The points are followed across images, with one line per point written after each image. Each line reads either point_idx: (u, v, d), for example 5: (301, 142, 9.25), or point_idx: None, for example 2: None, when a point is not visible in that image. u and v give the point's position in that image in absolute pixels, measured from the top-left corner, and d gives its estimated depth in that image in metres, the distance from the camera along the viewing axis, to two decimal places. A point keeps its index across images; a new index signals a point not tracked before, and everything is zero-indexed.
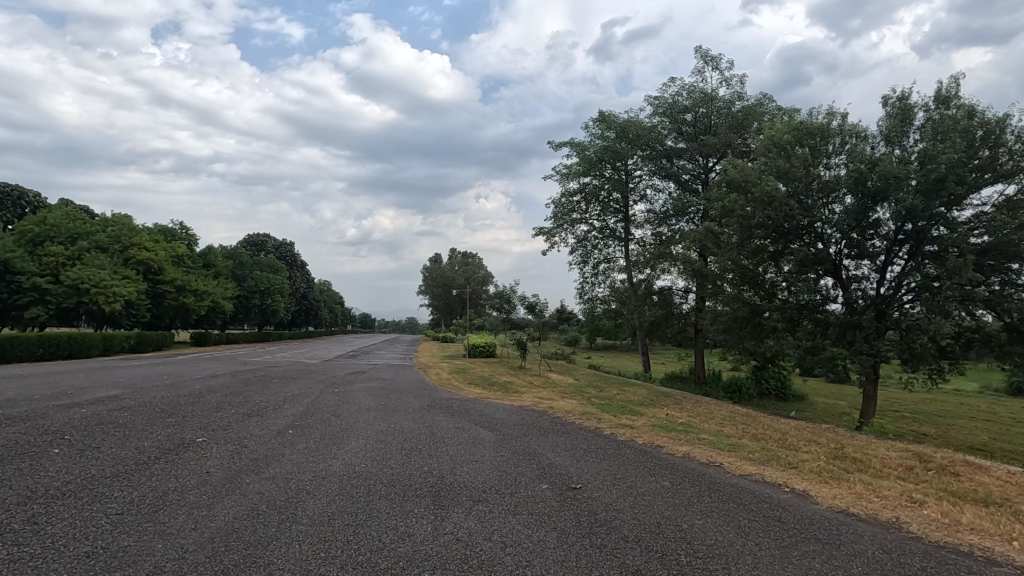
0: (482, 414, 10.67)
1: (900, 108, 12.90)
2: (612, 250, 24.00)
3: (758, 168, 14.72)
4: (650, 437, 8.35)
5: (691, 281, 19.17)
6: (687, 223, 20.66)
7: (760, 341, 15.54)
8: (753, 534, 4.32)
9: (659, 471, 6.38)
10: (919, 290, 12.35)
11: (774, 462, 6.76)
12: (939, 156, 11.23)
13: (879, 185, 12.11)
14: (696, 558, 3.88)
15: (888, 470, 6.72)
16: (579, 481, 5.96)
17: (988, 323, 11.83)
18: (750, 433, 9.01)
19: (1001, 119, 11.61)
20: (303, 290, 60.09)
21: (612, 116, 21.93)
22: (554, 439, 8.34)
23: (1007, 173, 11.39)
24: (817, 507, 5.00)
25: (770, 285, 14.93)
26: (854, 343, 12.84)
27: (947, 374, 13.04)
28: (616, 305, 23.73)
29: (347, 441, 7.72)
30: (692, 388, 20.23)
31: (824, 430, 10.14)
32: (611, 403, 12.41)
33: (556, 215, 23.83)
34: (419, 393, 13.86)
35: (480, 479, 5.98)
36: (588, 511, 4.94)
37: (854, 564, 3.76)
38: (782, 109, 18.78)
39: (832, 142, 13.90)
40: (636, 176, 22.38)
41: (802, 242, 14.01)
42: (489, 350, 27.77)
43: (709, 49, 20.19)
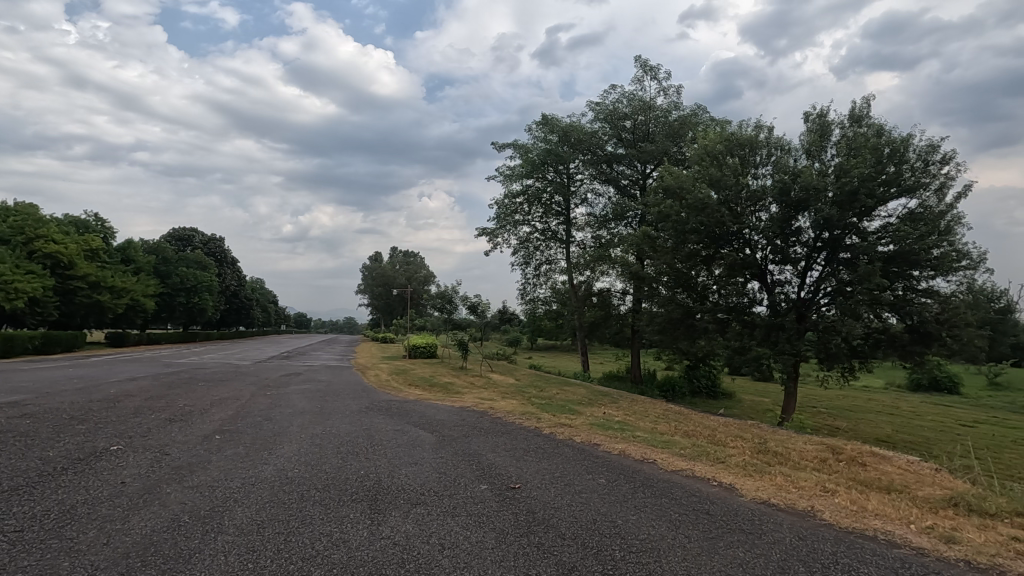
0: (422, 415, 10.54)
1: (819, 125, 13.85)
2: (553, 252, 24.30)
3: (692, 175, 15.31)
4: (588, 436, 8.47)
5: (629, 283, 19.74)
6: (625, 227, 21.24)
7: (693, 341, 16.31)
8: (683, 527, 4.50)
9: (596, 469, 6.52)
10: (834, 294, 13.28)
11: (703, 458, 7.08)
12: (851, 170, 12.13)
13: (801, 196, 12.92)
14: (630, 552, 4.00)
15: (805, 462, 7.18)
16: (519, 480, 6.00)
17: (893, 325, 12.89)
18: (682, 430, 9.37)
19: (905, 138, 12.68)
20: (234, 288, 57.15)
21: (555, 119, 22.24)
22: (495, 439, 8.37)
23: (910, 188, 12.43)
24: (741, 499, 5.29)
25: (701, 288, 15.66)
26: (778, 343, 13.63)
27: (857, 372, 14.08)
28: (557, 306, 24.07)
29: (280, 446, 7.41)
30: (628, 387, 20.83)
31: (750, 427, 10.64)
32: (551, 403, 12.62)
33: (499, 216, 23.91)
34: (357, 395, 13.52)
35: (419, 482, 5.90)
36: (527, 510, 4.98)
37: (773, 551, 4.01)
38: (714, 120, 19.67)
39: (759, 154, 14.71)
40: (577, 180, 22.80)
41: (731, 247, 14.71)
42: (430, 351, 27.42)
43: (648, 59, 20.82)
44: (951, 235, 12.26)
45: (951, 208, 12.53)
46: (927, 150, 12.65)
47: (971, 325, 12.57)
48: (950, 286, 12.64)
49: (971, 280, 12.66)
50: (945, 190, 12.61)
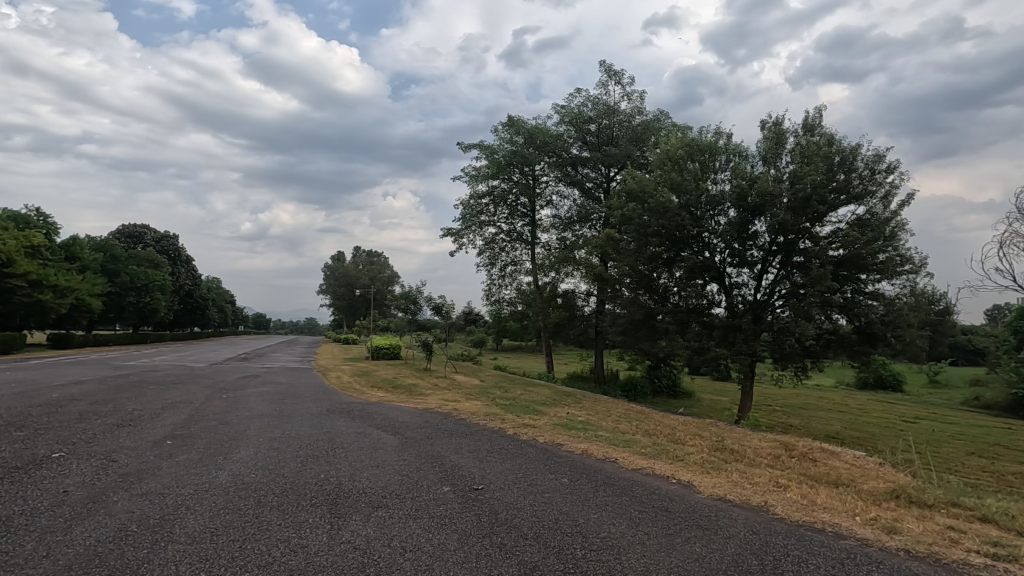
0: (385, 417, 10.42)
1: (774, 133, 14.36)
2: (518, 253, 24.37)
3: (654, 179, 15.63)
4: (551, 437, 8.54)
5: (593, 284, 19.98)
6: (589, 229, 21.50)
7: (654, 341, 16.65)
8: (643, 525, 4.59)
9: (559, 469, 6.58)
10: (788, 297, 13.78)
11: (663, 456, 7.24)
12: (805, 177, 12.61)
13: (757, 201, 13.36)
14: (591, 550, 4.06)
15: (759, 459, 7.41)
16: (482, 481, 6.00)
17: (842, 326, 13.45)
18: (643, 429, 9.54)
19: (854, 147, 13.25)
20: (188, 288, 55.08)
21: (521, 121, 22.33)
22: (458, 441, 8.33)
23: (858, 196, 13.01)
24: (699, 496, 5.43)
25: (663, 289, 15.99)
26: (735, 344, 14.05)
27: (809, 371, 14.64)
28: (522, 307, 24.14)
29: (236, 451, 7.19)
30: (592, 387, 21.08)
31: (709, 425, 10.91)
32: (515, 404, 12.65)
33: (464, 217, 23.84)
34: (318, 397, 13.23)
35: (381, 485, 5.82)
36: (490, 512, 4.98)
37: (728, 546, 4.13)
38: (676, 126, 20.12)
39: (718, 159, 15.12)
40: (543, 182, 22.93)
41: (691, 250, 15.08)
42: (394, 352, 27.08)
43: (612, 64, 21.13)
44: (895, 240, 12.88)
45: (896, 215, 13.16)
46: (874, 159, 13.24)
47: (913, 327, 13.24)
48: (895, 289, 13.28)
49: (913, 284, 13.34)
50: (890, 198, 13.24)
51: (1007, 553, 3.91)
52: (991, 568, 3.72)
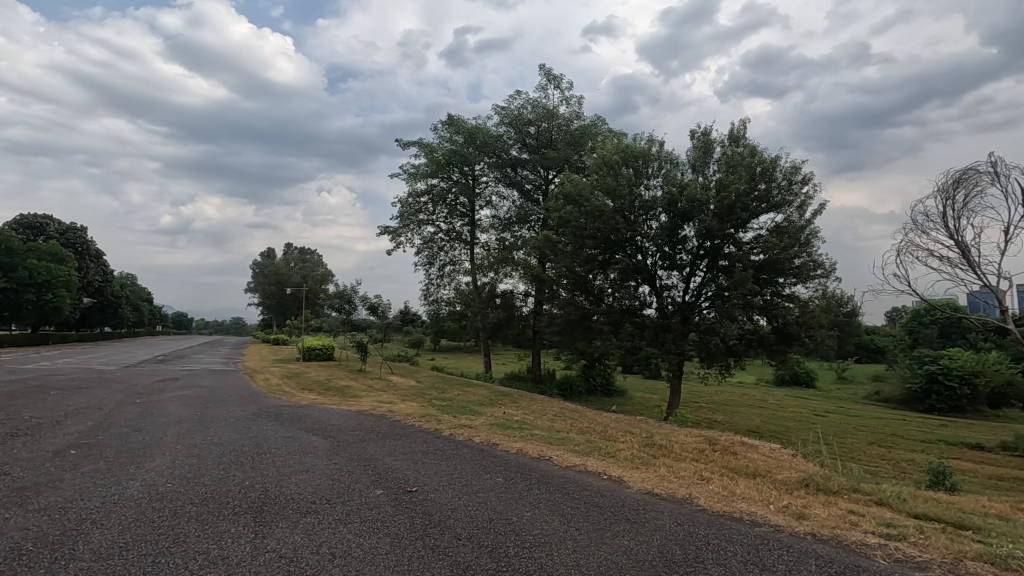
0: (316, 420, 10.08)
1: (703, 142, 15.08)
2: (457, 253, 24.24)
3: (590, 183, 16.00)
4: (487, 436, 8.57)
5: (531, 285, 20.19)
6: (528, 231, 21.73)
7: (590, 341, 17.08)
8: (574, 520, 4.70)
9: (494, 468, 6.61)
10: (714, 298, 14.52)
11: (595, 453, 7.43)
12: (729, 186, 13.31)
13: (687, 207, 13.98)
14: (523, 548, 4.11)
15: (685, 453, 7.77)
16: (416, 483, 5.93)
17: (762, 327, 14.30)
18: (577, 427, 9.75)
19: (774, 159, 14.11)
20: (98, 285, 50.87)
21: (461, 120, 22.24)
22: (392, 443, 8.18)
23: (777, 204, 13.89)
24: (628, 490, 5.63)
25: (598, 290, 16.39)
26: (665, 344, 14.64)
27: (732, 369, 15.47)
28: (461, 307, 24.02)
29: (150, 459, 6.71)
30: (529, 387, 21.31)
31: (639, 422, 11.30)
32: (452, 404, 12.56)
33: (402, 215, 23.44)
34: (244, 401, 12.61)
35: (309, 490, 5.63)
36: (423, 514, 4.93)
37: (654, 537, 4.29)
38: (612, 132, 20.70)
39: (651, 166, 15.68)
40: (482, 182, 22.93)
41: (625, 252, 15.57)
42: (327, 353, 26.18)
43: (552, 69, 21.46)
44: (809, 247, 13.87)
45: (810, 223, 14.16)
46: (792, 171, 14.16)
47: (824, 327, 14.30)
48: (808, 292, 14.27)
49: (824, 287, 14.39)
50: (805, 207, 14.22)
51: (897, 533, 4.30)
52: (884, 546, 4.08)
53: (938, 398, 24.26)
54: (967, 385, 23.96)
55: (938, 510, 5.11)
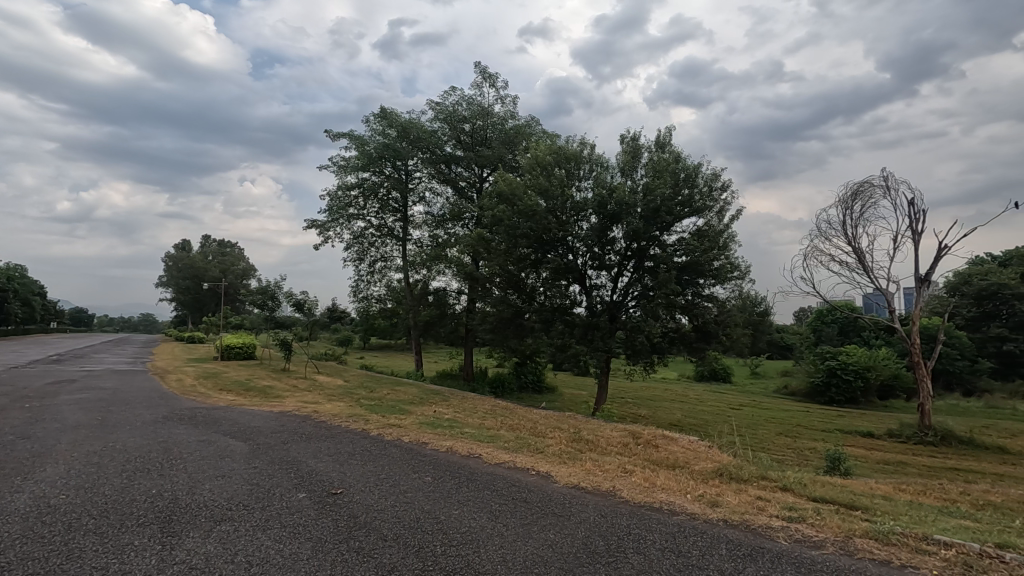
0: (234, 423, 9.57)
1: (632, 147, 15.62)
2: (388, 249, 23.74)
3: (524, 182, 16.16)
4: (417, 435, 8.47)
5: (464, 283, 20.14)
6: (462, 228, 21.63)
7: (521, 339, 17.29)
8: (501, 517, 4.73)
9: (423, 468, 6.54)
10: (640, 298, 15.08)
11: (524, 449, 7.53)
12: (655, 190, 13.89)
13: (615, 209, 14.44)
14: (451, 546, 4.09)
15: (611, 447, 8.05)
16: (340, 485, 5.76)
17: (683, 325, 15.01)
18: (507, 424, 9.82)
19: (697, 166, 14.79)
20: None
21: (394, 114, 21.80)
22: (317, 444, 7.90)
23: (699, 209, 14.61)
24: (555, 485, 5.75)
25: (530, 289, 16.59)
26: (593, 341, 15.05)
27: (656, 366, 16.12)
28: (392, 305, 23.55)
29: (40, 470, 6.09)
30: (461, 385, 21.23)
31: (568, 418, 11.52)
32: (380, 404, 12.29)
33: (331, 209, 22.66)
34: (153, 403, 11.73)
35: (225, 496, 5.33)
36: (348, 516, 4.80)
37: (579, 530, 4.41)
38: (546, 133, 20.98)
39: (582, 168, 16.02)
40: (416, 177, 22.60)
41: (556, 252, 15.86)
42: (247, 352, 24.85)
43: (487, 67, 21.42)
44: (727, 250, 14.70)
45: (728, 228, 14.99)
46: (712, 178, 14.92)
47: (739, 326, 15.22)
48: (726, 293, 15.13)
49: (741, 288, 15.27)
50: (724, 213, 15.04)
51: (797, 515, 4.67)
52: (786, 528, 4.41)
53: (837, 391, 26.46)
54: (861, 378, 26.31)
55: (833, 493, 5.58)
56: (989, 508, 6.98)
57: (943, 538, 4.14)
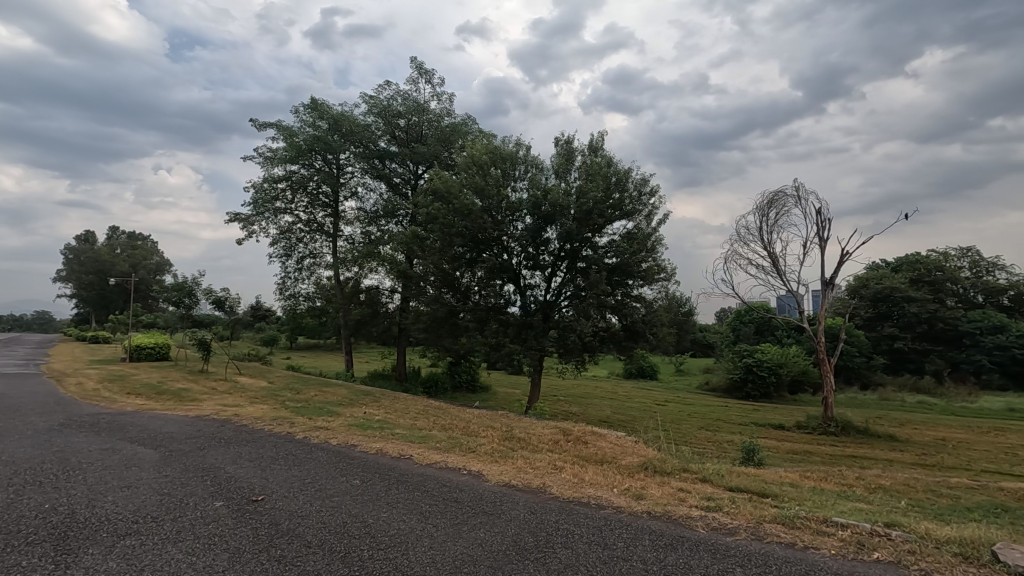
0: (143, 428, 8.90)
1: (565, 149, 15.89)
2: (318, 245, 22.94)
3: (459, 181, 16.08)
4: (345, 437, 8.24)
5: (397, 282, 19.78)
6: (395, 225, 21.22)
7: (455, 338, 17.21)
8: (432, 518, 4.68)
9: (351, 471, 6.35)
10: (572, 298, 15.38)
11: (456, 449, 7.50)
12: (588, 193, 14.23)
13: (550, 211, 14.65)
14: (379, 549, 4.00)
15: (542, 445, 8.16)
16: (261, 491, 5.49)
17: (613, 324, 15.47)
18: (439, 424, 9.72)
19: (627, 171, 15.28)
20: None
21: (325, 105, 21.07)
22: (236, 449, 7.48)
23: (629, 213, 15.10)
24: (486, 484, 5.76)
25: (464, 288, 16.53)
26: (527, 340, 15.21)
27: (587, 364, 16.50)
28: (321, 303, 22.74)
29: None
30: (393, 385, 20.85)
31: (501, 417, 11.55)
32: (307, 406, 11.84)
33: (256, 202, 21.56)
34: (46, 409, 10.68)
35: (131, 509, 4.93)
36: (269, 523, 4.58)
37: (509, 528, 4.44)
38: (481, 133, 20.94)
39: (518, 169, 16.11)
40: (347, 172, 21.92)
41: (491, 251, 15.90)
42: (160, 353, 23.18)
43: (423, 63, 21.11)
44: (654, 252, 15.29)
45: (655, 231, 15.57)
46: (642, 183, 15.45)
47: (665, 325, 15.88)
48: (653, 294, 15.73)
49: (667, 290, 15.91)
50: (652, 216, 15.61)
51: (715, 505, 4.93)
52: (704, 517, 4.65)
53: (753, 387, 28.22)
54: (774, 374, 28.17)
55: (747, 482, 5.95)
56: (880, 491, 7.68)
57: (839, 520, 4.52)
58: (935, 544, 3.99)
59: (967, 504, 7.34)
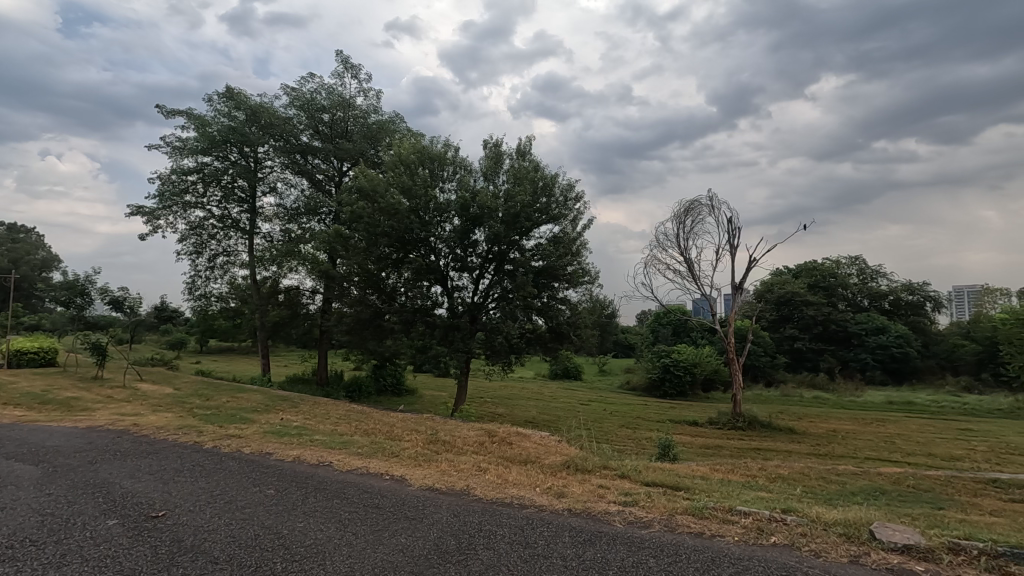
0: (22, 443, 7.98)
1: (494, 152, 15.96)
2: (233, 243, 21.65)
3: (385, 180, 15.75)
4: (260, 445, 7.83)
5: (319, 282, 19.04)
6: (317, 223, 20.42)
7: (380, 340, 16.79)
8: (351, 526, 4.54)
9: (265, 480, 6.03)
10: (499, 299, 15.49)
11: (379, 454, 7.32)
12: (516, 196, 14.39)
13: (477, 212, 14.67)
14: (292, 561, 3.84)
15: (467, 447, 8.15)
16: (163, 507, 5.09)
17: (539, 326, 15.73)
18: (362, 429, 9.44)
19: (554, 177, 15.57)
20: None
21: (242, 95, 19.95)
22: (134, 462, 6.89)
23: (555, 217, 15.39)
24: (409, 488, 5.67)
25: (390, 289, 16.21)
26: (453, 342, 15.14)
27: (513, 366, 16.64)
28: (236, 304, 21.45)
29: None
30: (313, 390, 20.05)
31: (425, 420, 11.38)
32: (218, 413, 11.12)
33: (162, 194, 20.02)
34: None
35: (3, 533, 4.40)
36: (170, 540, 4.27)
37: (431, 532, 4.40)
38: (409, 132, 20.59)
39: (446, 170, 15.97)
40: (266, 166, 20.85)
41: (418, 252, 15.71)
42: (45, 358, 20.95)
43: (349, 57, 20.49)
44: (579, 256, 15.65)
45: (580, 236, 15.95)
46: (567, 189, 15.79)
47: (588, 327, 16.30)
48: (578, 296, 16.11)
49: (591, 292, 16.36)
50: (577, 221, 15.98)
51: (632, 500, 5.12)
52: (622, 512, 4.83)
53: (670, 385, 29.63)
54: (689, 373, 29.73)
55: (662, 477, 6.24)
56: (779, 480, 8.30)
57: (743, 509, 4.83)
58: (824, 527, 4.38)
59: (853, 489, 8.10)
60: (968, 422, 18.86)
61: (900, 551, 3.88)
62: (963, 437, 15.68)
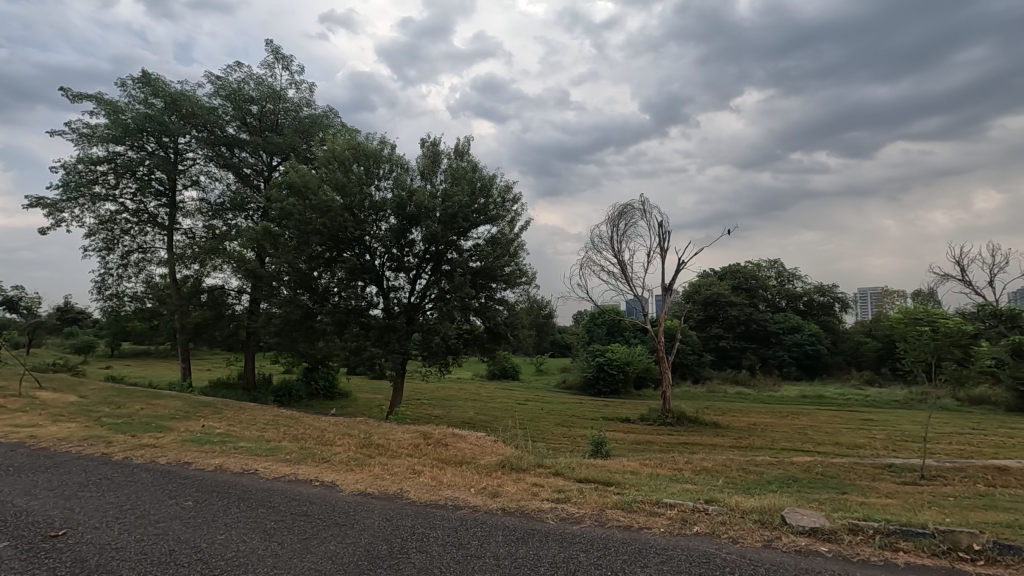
0: None
1: (431, 152, 15.78)
2: (149, 239, 20.23)
3: (318, 176, 15.24)
4: (178, 455, 7.35)
5: (245, 281, 18.13)
6: (244, 220, 19.43)
7: (312, 342, 16.18)
8: (277, 535, 4.36)
9: (182, 492, 5.67)
10: (436, 300, 15.37)
11: (308, 460, 7.06)
12: (453, 197, 14.32)
13: (414, 212, 14.48)
14: None
15: (401, 450, 8.01)
16: (64, 525, 4.68)
17: (476, 326, 15.71)
18: (291, 435, 9.07)
19: (492, 178, 15.61)
20: None
21: (160, 81, 18.68)
22: (29, 479, 6.25)
23: (493, 218, 15.41)
24: (339, 494, 5.50)
25: (322, 289, 15.67)
26: (389, 343, 14.86)
27: (450, 367, 16.50)
28: (152, 304, 20.03)
29: None
30: (238, 394, 19.07)
31: (359, 424, 11.07)
32: (130, 422, 10.32)
33: (67, 185, 18.39)
34: None
35: None
36: (72, 561, 3.93)
37: (362, 537, 4.30)
38: (344, 128, 19.98)
39: (382, 168, 15.63)
40: (188, 158, 19.64)
41: (353, 251, 15.31)
42: None
43: (280, 47, 19.65)
44: (517, 257, 15.74)
45: (517, 237, 16.06)
46: (505, 190, 15.86)
47: (526, 327, 16.42)
48: (515, 297, 16.20)
49: (528, 293, 16.49)
50: (515, 222, 16.07)
51: (565, 497, 5.22)
52: (554, 509, 4.92)
53: (604, 383, 30.46)
54: (622, 371, 30.68)
55: (594, 473, 6.40)
56: (703, 472, 8.72)
57: (669, 501, 5.03)
58: (742, 514, 4.65)
59: (768, 478, 8.65)
60: (869, 413, 20.60)
61: (806, 533, 4.19)
62: (865, 427, 17.11)
